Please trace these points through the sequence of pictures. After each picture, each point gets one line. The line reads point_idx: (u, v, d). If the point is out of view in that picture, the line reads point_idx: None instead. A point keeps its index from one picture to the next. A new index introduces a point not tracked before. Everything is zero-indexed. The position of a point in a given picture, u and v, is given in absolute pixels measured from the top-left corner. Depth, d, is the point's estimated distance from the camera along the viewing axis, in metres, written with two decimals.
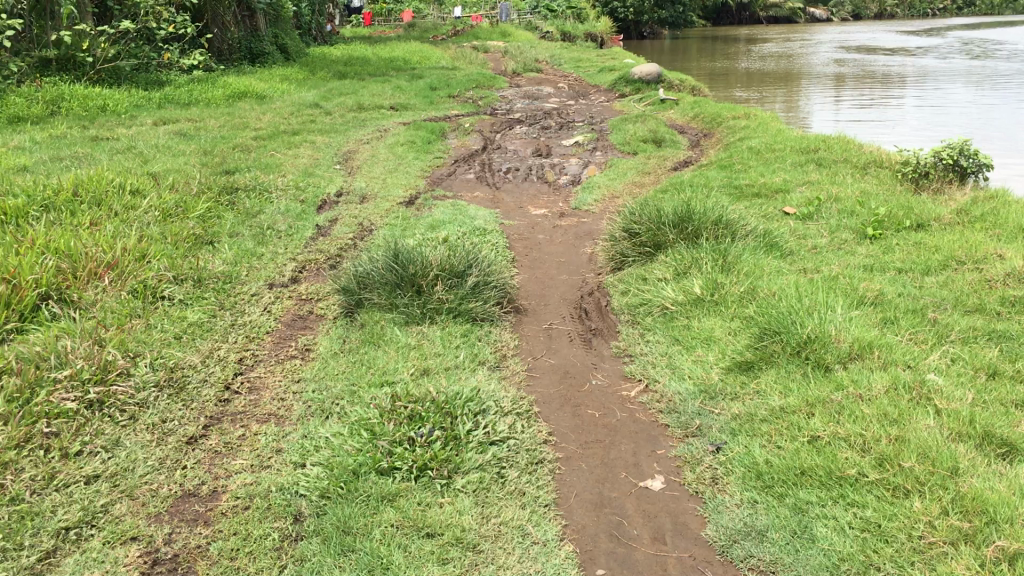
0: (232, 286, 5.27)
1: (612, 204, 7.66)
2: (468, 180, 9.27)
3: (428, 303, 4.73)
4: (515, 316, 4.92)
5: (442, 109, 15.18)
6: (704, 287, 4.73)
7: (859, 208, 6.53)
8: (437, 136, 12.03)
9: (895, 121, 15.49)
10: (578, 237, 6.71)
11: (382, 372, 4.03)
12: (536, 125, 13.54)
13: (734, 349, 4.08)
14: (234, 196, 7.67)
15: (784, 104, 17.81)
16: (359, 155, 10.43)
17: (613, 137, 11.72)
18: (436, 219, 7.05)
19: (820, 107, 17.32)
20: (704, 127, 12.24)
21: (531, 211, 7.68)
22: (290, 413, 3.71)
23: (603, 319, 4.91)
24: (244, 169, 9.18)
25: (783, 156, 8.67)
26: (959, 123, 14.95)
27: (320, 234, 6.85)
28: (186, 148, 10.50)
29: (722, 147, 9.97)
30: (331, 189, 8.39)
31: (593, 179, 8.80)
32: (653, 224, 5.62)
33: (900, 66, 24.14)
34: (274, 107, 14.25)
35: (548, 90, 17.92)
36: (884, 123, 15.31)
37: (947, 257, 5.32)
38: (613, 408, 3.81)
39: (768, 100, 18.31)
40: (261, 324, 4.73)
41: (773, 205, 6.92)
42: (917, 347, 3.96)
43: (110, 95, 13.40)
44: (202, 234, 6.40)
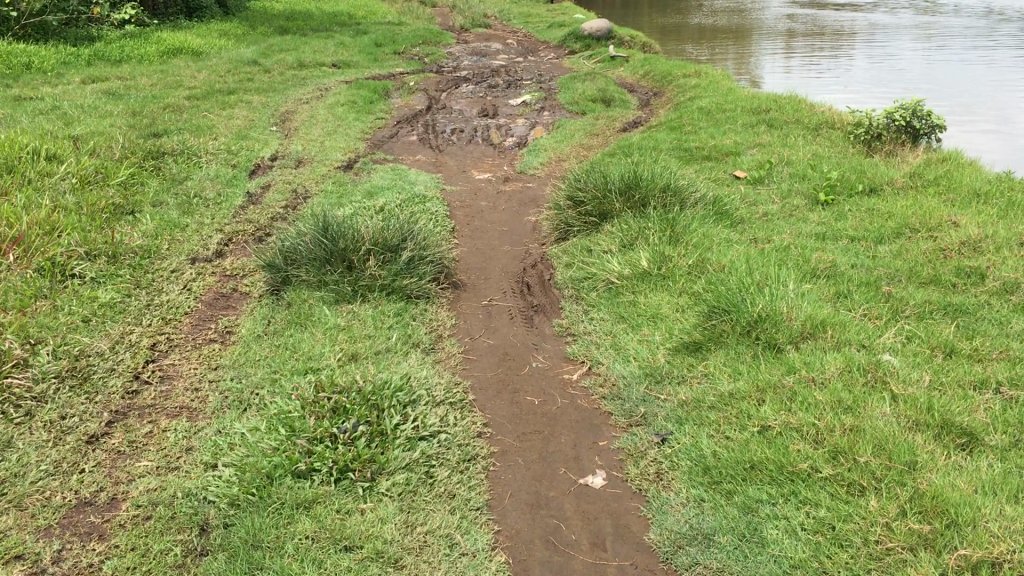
0: (151, 262, 4.90)
1: (559, 168, 7.40)
2: (411, 142, 8.92)
3: (359, 280, 4.44)
4: (453, 292, 4.66)
5: (387, 66, 14.71)
6: (651, 259, 4.51)
7: (811, 171, 6.34)
8: (380, 95, 11.62)
9: (847, 77, 15.37)
10: (522, 204, 6.44)
11: (307, 358, 3.75)
12: (484, 84, 13.16)
13: (681, 328, 3.87)
14: (161, 161, 7.25)
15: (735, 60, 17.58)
16: (298, 116, 10.00)
17: (561, 95, 11.42)
18: (374, 186, 6.73)
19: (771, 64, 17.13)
20: (655, 86, 11.98)
21: (474, 175, 7.38)
22: (205, 406, 3.41)
23: (546, 294, 4.67)
24: (175, 131, 8.73)
25: (734, 116, 8.45)
26: (910, 79, 14.86)
27: (251, 201, 6.48)
28: (114, 109, 9.98)
29: (672, 107, 9.73)
30: (265, 153, 8.00)
31: (540, 141, 8.51)
32: (599, 192, 5.37)
33: (850, 21, 24.01)
34: (210, 64, 13.66)
35: (497, 47, 17.50)
36: (836, 79, 15.17)
37: (901, 224, 5.16)
38: (554, 394, 3.58)
39: (719, 56, 18.05)
40: (179, 304, 4.39)
41: (723, 169, 6.71)
42: (871, 324, 3.78)
43: (35, 51, 12.72)
44: (123, 204, 6.01)
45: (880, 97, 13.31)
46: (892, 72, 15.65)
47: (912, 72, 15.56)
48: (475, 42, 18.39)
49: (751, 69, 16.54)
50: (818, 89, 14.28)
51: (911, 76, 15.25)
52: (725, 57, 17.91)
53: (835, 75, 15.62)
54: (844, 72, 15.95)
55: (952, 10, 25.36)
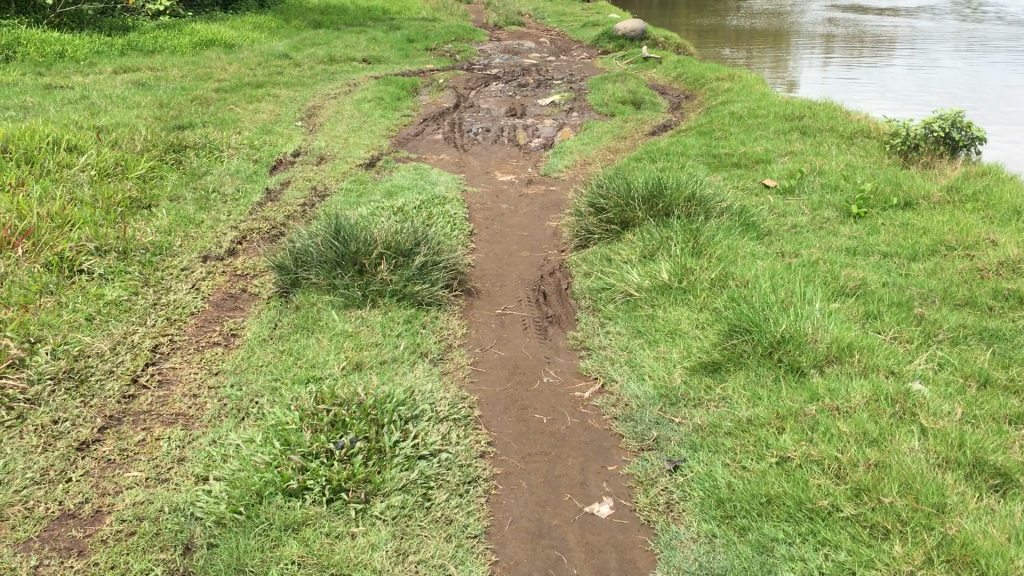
0: (161, 259, 4.80)
1: (583, 172, 7.24)
2: (435, 140, 8.80)
3: (369, 285, 4.31)
4: (466, 299, 4.52)
5: (418, 63, 14.61)
6: (671, 272, 4.35)
7: (843, 182, 6.14)
8: (408, 92, 11.51)
9: (884, 84, 15.07)
10: (544, 208, 6.30)
11: (310, 366, 3.63)
12: (513, 82, 13.02)
13: (700, 347, 3.70)
14: (182, 154, 7.18)
15: (770, 64, 17.29)
16: (324, 111, 9.92)
17: (591, 96, 11.25)
18: (394, 185, 6.62)
19: (807, 68, 16.86)
20: (687, 89, 11.77)
21: (497, 176, 7.24)
22: (201, 414, 3.30)
23: (562, 304, 4.52)
24: (200, 124, 8.67)
25: (766, 123, 8.25)
26: (950, 87, 14.52)
27: (270, 198, 6.38)
28: (141, 99, 9.94)
29: (703, 111, 9.53)
30: (288, 149, 7.91)
31: (567, 142, 8.37)
32: (621, 199, 5.21)
33: (890, 27, 23.60)
34: (242, 57, 13.64)
35: (529, 45, 17.33)
36: (873, 86, 14.88)
37: (936, 241, 4.95)
38: (564, 413, 3.44)
39: (754, 60, 17.77)
40: (186, 304, 4.29)
41: (752, 178, 6.52)
42: (900, 348, 3.59)
43: (69, 40, 12.74)
44: (140, 198, 5.93)
45: (917, 105, 13.02)
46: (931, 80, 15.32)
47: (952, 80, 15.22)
48: (507, 39, 18.25)
49: (786, 73, 16.26)
50: (854, 95, 13.99)
51: (951, 84, 14.90)
52: (760, 61, 17.63)
53: (872, 82, 15.31)
54: (882, 78, 15.65)
55: (994, 18, 24.86)
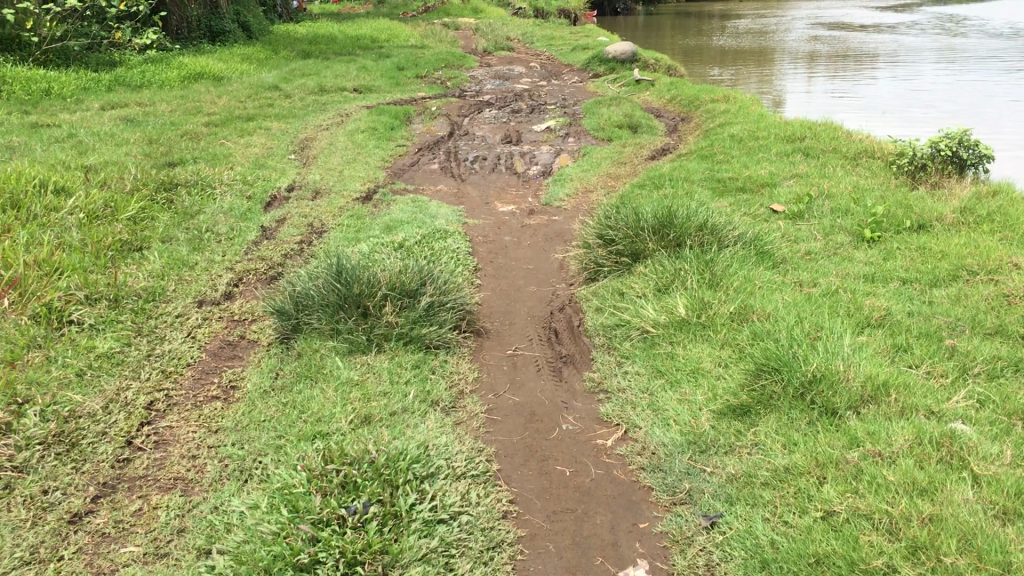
0: (155, 306, 4.61)
1: (586, 200, 7.08)
2: (432, 170, 8.64)
3: (374, 328, 4.12)
4: (475, 340, 4.33)
5: (408, 90, 14.49)
6: (689, 307, 4.16)
7: (854, 205, 5.98)
8: (401, 121, 11.38)
9: (875, 99, 15.03)
10: (547, 239, 6.13)
11: (316, 420, 3.43)
12: (507, 108, 12.90)
13: (726, 388, 3.51)
14: (173, 193, 7.00)
15: (759, 83, 17.25)
16: (317, 143, 9.76)
17: (587, 121, 11.13)
18: (393, 219, 6.44)
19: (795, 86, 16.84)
20: (682, 111, 11.66)
21: (497, 207, 7.07)
22: (201, 477, 3.10)
23: (575, 342, 4.34)
24: (190, 160, 8.50)
25: (768, 144, 8.11)
26: (942, 101, 14.46)
27: (265, 236, 6.19)
28: (130, 136, 9.77)
29: (702, 134, 9.41)
30: (282, 184, 7.73)
31: (565, 169, 8.21)
32: (631, 229, 5.03)
33: (876, 43, 23.65)
34: (231, 90, 13.51)
35: (520, 70, 17.26)
36: (864, 102, 14.84)
37: (957, 266, 4.78)
38: (587, 464, 3.25)
39: (743, 79, 17.74)
40: (181, 354, 4.10)
41: (760, 203, 6.36)
42: (937, 384, 3.40)
43: (55, 77, 12.60)
44: (131, 240, 5.74)
45: (910, 120, 12.95)
46: (919, 95, 15.30)
47: (940, 94, 15.20)
48: (498, 65, 18.18)
49: (775, 92, 16.21)
50: (845, 111, 13.93)
51: (942, 97, 14.85)
52: (748, 80, 17.59)
53: (860, 97, 15.28)
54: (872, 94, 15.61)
55: (981, 32, 24.93)
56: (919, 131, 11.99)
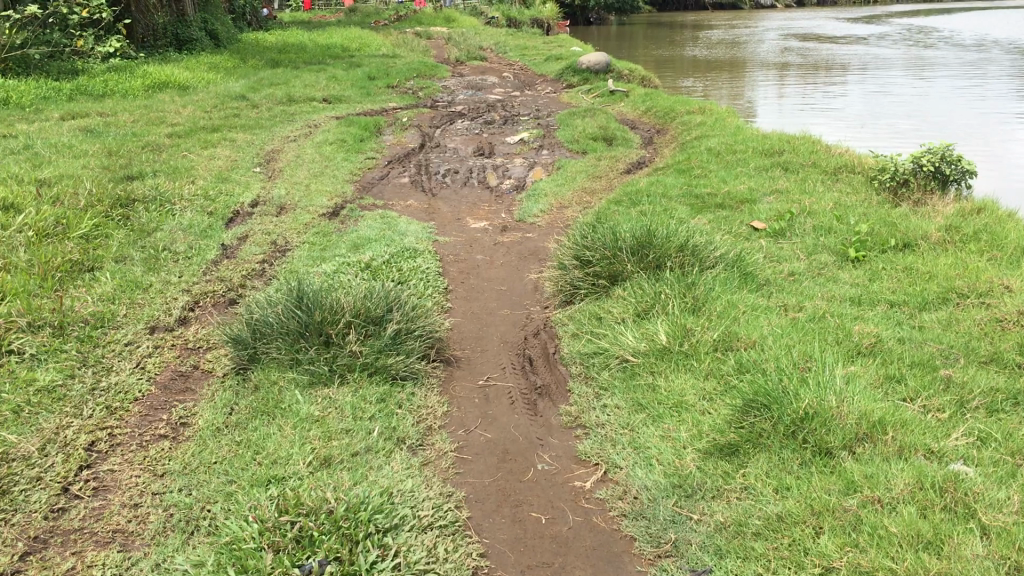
0: (103, 333, 4.32)
1: (561, 216, 6.88)
2: (402, 184, 8.40)
3: (337, 358, 3.86)
4: (445, 369, 4.10)
5: (379, 101, 14.23)
6: (671, 334, 3.96)
7: (837, 223, 5.82)
8: (372, 132, 11.13)
9: (845, 109, 15.01)
10: (521, 258, 5.91)
11: (272, 462, 3.17)
12: (479, 119, 12.69)
13: (712, 425, 3.30)
14: (130, 209, 6.71)
15: (730, 93, 17.16)
16: (283, 156, 9.48)
17: (561, 132, 10.95)
18: (360, 237, 6.20)
19: (766, 96, 16.82)
20: (657, 123, 11.52)
21: (469, 224, 6.84)
22: (143, 529, 2.84)
23: (551, 371, 4.11)
24: (151, 173, 8.19)
25: (746, 158, 7.96)
26: (914, 111, 14.45)
27: (226, 255, 5.91)
28: (89, 148, 9.44)
29: (678, 147, 9.24)
30: (246, 199, 7.45)
31: (539, 184, 8.02)
32: (609, 250, 4.82)
33: (846, 54, 23.71)
34: (197, 99, 13.20)
35: (493, 80, 17.07)
36: (834, 111, 14.81)
37: (947, 288, 4.61)
38: (564, 509, 3.02)
39: (714, 90, 17.66)
40: (129, 387, 3.81)
41: (740, 220, 6.18)
42: (935, 421, 3.21)
43: (14, 86, 12.25)
44: (82, 260, 5.45)
45: (880, 130, 12.91)
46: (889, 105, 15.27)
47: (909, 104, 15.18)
48: (470, 75, 17.96)
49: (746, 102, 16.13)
50: (816, 122, 13.86)
51: (914, 108, 14.83)
52: (720, 90, 17.51)
53: (830, 107, 15.22)
54: (842, 104, 15.60)
55: (951, 43, 25.06)
56: (891, 142, 11.91)
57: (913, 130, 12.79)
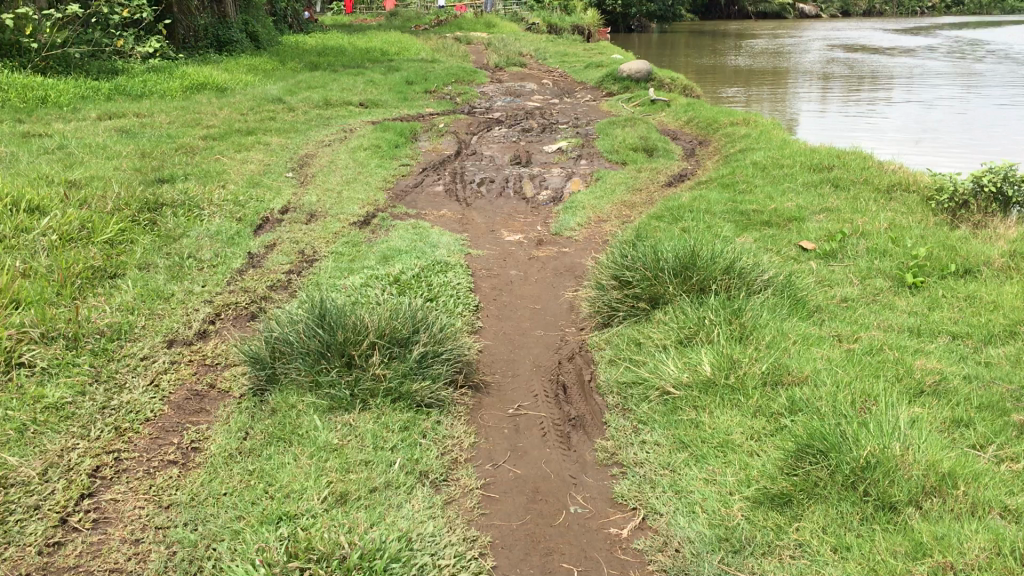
0: (118, 346, 4.13)
1: (599, 231, 6.63)
2: (436, 193, 8.19)
3: (359, 382, 3.64)
4: (474, 396, 3.86)
5: (416, 106, 14.06)
6: (716, 365, 3.69)
7: (892, 246, 5.52)
8: (407, 138, 10.95)
9: (888, 121, 14.64)
10: (557, 274, 5.67)
11: (286, 496, 2.96)
12: (517, 127, 12.48)
13: (762, 470, 3.03)
14: (158, 213, 6.56)
15: (771, 103, 16.78)
16: (317, 161, 9.32)
17: (600, 142, 10.70)
18: (390, 249, 5.99)
19: (807, 107, 16.48)
20: (699, 134, 11.22)
21: (504, 236, 6.61)
22: (142, 570, 2.63)
23: (586, 401, 3.86)
24: (183, 177, 8.06)
25: (793, 174, 7.67)
26: (960, 125, 14.03)
27: (252, 264, 5.73)
28: (123, 149, 9.36)
29: (721, 160, 8.95)
30: (276, 205, 7.28)
31: (577, 196, 7.77)
32: (650, 271, 4.56)
33: (890, 66, 23.20)
34: (233, 102, 13.12)
35: (532, 87, 16.84)
36: (876, 123, 14.45)
37: (1014, 320, 4.29)
38: (598, 561, 2.77)
39: (755, 100, 17.28)
40: (140, 405, 3.61)
41: (787, 240, 5.89)
42: (1012, 474, 2.91)
43: (53, 85, 12.23)
44: (104, 267, 5.29)
45: (923, 143, 12.54)
46: (933, 119, 14.81)
47: (955, 119, 14.71)
48: (509, 81, 17.76)
49: (786, 112, 15.73)
50: (858, 134, 13.44)
51: (961, 121, 14.40)
52: (760, 101, 17.13)
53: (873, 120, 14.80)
54: (884, 116, 15.22)
55: (1001, 57, 24.42)
56: (936, 157, 11.49)
57: (960, 145, 12.34)
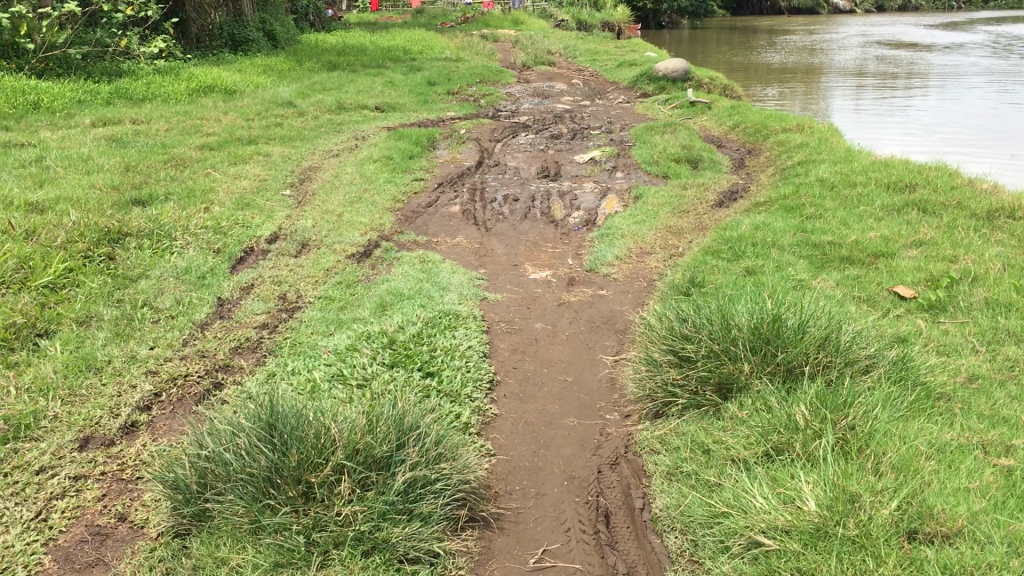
0: (10, 453, 3.09)
1: (641, 266, 5.55)
2: (452, 214, 7.14)
3: (319, 524, 2.57)
4: (481, 536, 2.80)
5: (436, 110, 13.01)
6: (830, 497, 2.58)
7: (1016, 294, 4.38)
8: (424, 146, 9.91)
9: (928, 119, 13.54)
10: (595, 327, 4.59)
11: None
12: (545, 132, 11.41)
13: None
14: (120, 246, 5.55)
15: (802, 103, 15.52)
16: (320, 175, 8.29)
17: (637, 150, 9.61)
18: (391, 294, 4.95)
19: (843, 104, 15.37)
20: (747, 141, 10.10)
21: (528, 274, 5.52)
22: None
23: (639, 550, 2.78)
24: (163, 197, 7.05)
25: (868, 194, 6.55)
26: (1009, 123, 12.89)
27: (220, 313, 4.69)
28: (106, 162, 8.37)
29: (779, 175, 7.84)
30: (264, 232, 6.25)
31: (614, 219, 6.70)
32: (718, 343, 3.46)
33: (929, 63, 21.71)
34: (240, 106, 12.14)
35: (561, 87, 15.75)
36: (916, 121, 13.33)
37: None
38: None
39: (787, 98, 16.02)
40: (11, 560, 2.57)
41: (876, 286, 4.77)
42: None
43: (48, 88, 11.31)
44: (32, 324, 4.27)
45: (974, 143, 11.40)
46: (978, 117, 13.60)
47: (1001, 116, 13.52)
48: (537, 81, 16.65)
49: (817, 112, 14.45)
50: (897, 135, 12.15)
51: (1010, 119, 13.27)
52: (791, 99, 15.87)
53: (910, 120, 13.44)
54: (926, 113, 14.11)
55: None
56: (991, 159, 10.33)
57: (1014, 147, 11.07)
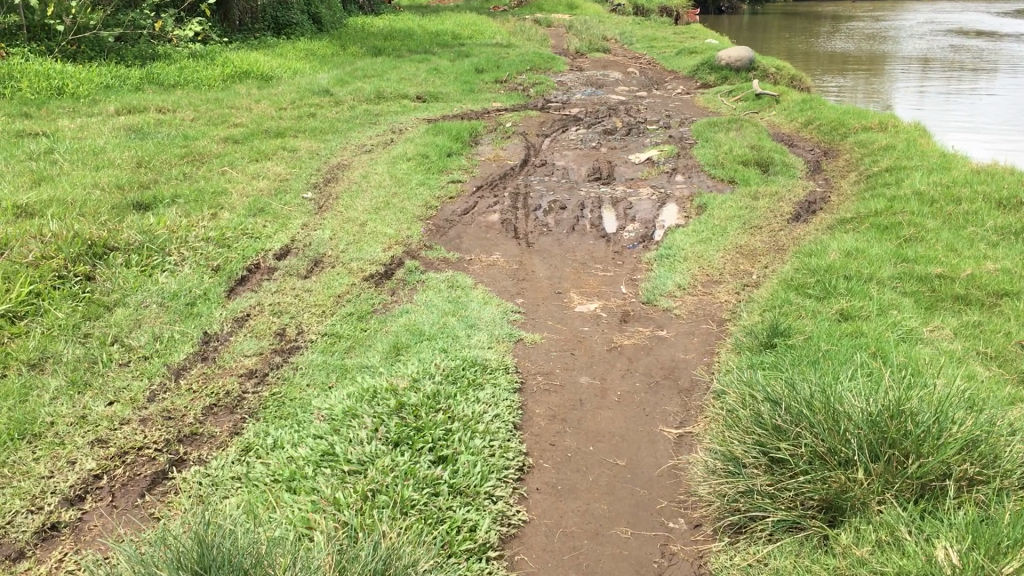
0: None
1: (708, 298, 4.68)
2: (490, 224, 6.31)
3: None
4: None
5: (482, 100, 12.16)
6: None
7: None
8: (465, 142, 9.08)
9: (1005, 110, 12.38)
10: (654, 384, 3.73)
11: None
12: (598, 126, 10.51)
13: None
14: (103, 262, 4.81)
15: (870, 95, 14.36)
16: (348, 175, 7.50)
17: (698, 149, 8.69)
18: (410, 332, 4.14)
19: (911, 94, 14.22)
20: (822, 140, 9.10)
21: (573, 305, 4.67)
22: None
23: None
24: (169, 200, 6.32)
25: (975, 213, 5.56)
26: None
27: (203, 353, 3.93)
28: (118, 156, 7.67)
29: (863, 184, 6.88)
30: (275, 244, 5.48)
31: (675, 235, 5.81)
32: (825, 443, 2.59)
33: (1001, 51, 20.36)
34: (274, 94, 11.40)
35: (617, 77, 14.80)
36: (990, 112, 12.20)
37: None
38: None
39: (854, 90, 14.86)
40: None
41: (1003, 338, 3.82)
42: None
43: (76, 72, 10.67)
44: None
45: None
46: None
47: None
48: (590, 69, 15.68)
49: (885, 104, 13.29)
50: (973, 127, 11.04)
51: None
52: (859, 91, 14.70)
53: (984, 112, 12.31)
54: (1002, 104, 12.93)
55: None
56: None
57: None
